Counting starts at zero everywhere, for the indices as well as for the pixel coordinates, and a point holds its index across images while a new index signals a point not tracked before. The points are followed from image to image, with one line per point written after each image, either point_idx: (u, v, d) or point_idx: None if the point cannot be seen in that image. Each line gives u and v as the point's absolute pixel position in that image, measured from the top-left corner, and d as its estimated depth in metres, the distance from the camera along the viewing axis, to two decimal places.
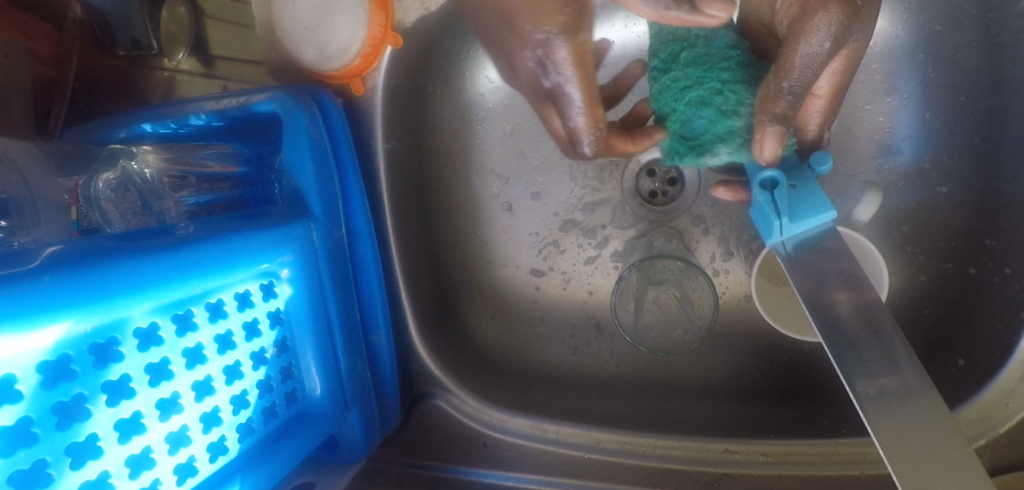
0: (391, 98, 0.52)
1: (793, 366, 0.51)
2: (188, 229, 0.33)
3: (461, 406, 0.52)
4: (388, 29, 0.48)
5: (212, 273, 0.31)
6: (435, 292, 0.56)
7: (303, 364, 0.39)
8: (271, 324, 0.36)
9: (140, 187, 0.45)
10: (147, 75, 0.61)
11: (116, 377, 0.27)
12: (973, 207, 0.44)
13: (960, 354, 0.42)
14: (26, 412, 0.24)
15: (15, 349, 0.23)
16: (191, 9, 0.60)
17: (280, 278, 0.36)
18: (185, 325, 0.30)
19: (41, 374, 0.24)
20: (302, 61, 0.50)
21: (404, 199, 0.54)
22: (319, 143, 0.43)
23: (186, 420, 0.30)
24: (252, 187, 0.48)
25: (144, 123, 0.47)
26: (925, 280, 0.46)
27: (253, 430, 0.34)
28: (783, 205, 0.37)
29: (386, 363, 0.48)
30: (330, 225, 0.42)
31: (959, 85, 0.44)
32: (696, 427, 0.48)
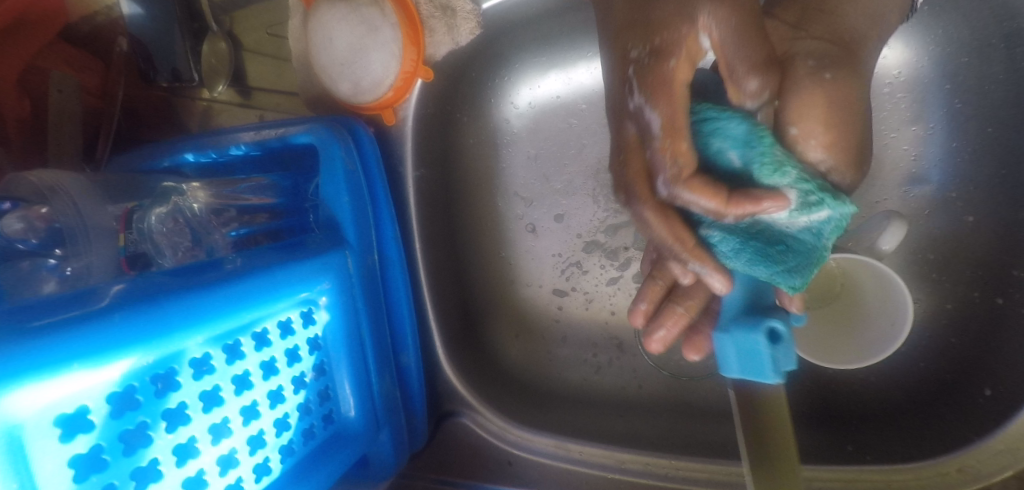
0: (420, 127, 0.53)
1: (816, 389, 0.51)
2: (236, 262, 0.35)
3: (486, 425, 0.53)
4: (419, 63, 0.50)
5: (259, 304, 0.33)
6: (461, 312, 0.57)
7: (338, 386, 0.40)
8: (310, 350, 0.37)
9: (189, 221, 0.44)
10: (186, 104, 0.65)
11: (174, 405, 0.29)
12: (998, 237, 0.44)
13: (987, 384, 0.42)
14: (97, 440, 0.26)
15: (91, 382, 0.25)
16: (231, 45, 0.64)
17: (319, 305, 0.38)
18: (234, 354, 0.32)
19: (110, 404, 0.26)
20: (337, 95, 0.52)
21: (431, 223, 0.55)
22: (354, 174, 0.45)
23: (235, 443, 0.32)
24: (289, 217, 0.50)
25: (187, 153, 0.50)
26: (950, 307, 0.47)
27: (293, 451, 0.36)
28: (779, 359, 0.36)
29: (414, 382, 0.50)
30: (363, 251, 0.44)
31: (987, 116, 0.45)
32: (718, 450, 0.48)
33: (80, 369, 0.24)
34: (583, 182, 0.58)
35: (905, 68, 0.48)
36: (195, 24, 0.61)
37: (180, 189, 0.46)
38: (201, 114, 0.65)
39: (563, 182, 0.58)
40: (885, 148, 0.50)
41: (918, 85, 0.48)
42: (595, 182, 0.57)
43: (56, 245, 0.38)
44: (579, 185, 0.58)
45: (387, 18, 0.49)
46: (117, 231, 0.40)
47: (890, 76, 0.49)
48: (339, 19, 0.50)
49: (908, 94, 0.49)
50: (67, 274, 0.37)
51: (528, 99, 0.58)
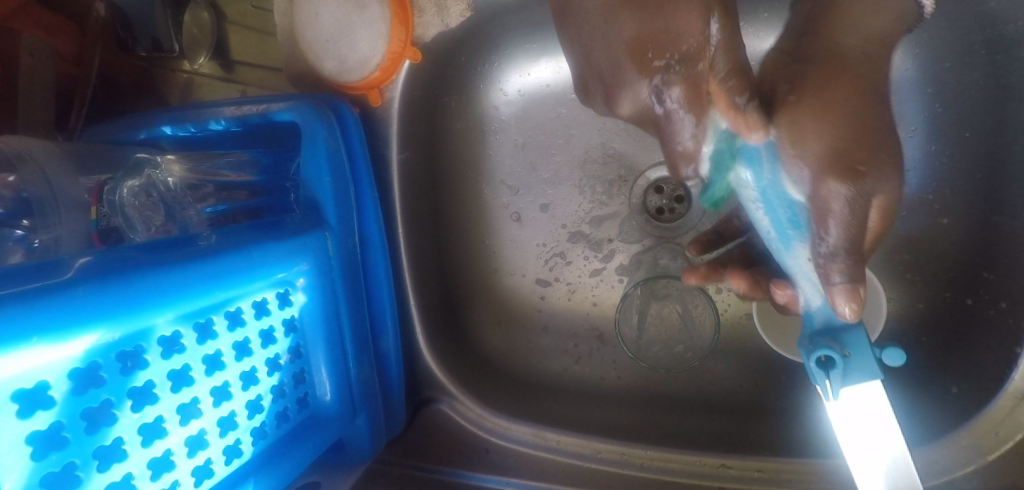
0: (406, 110, 0.53)
1: (790, 383, 0.52)
2: (210, 240, 0.34)
3: (464, 412, 0.53)
4: (407, 43, 0.50)
5: (232, 283, 0.32)
6: (442, 299, 0.57)
7: (314, 369, 0.40)
8: (285, 332, 0.37)
9: (164, 195, 0.43)
10: (166, 77, 0.63)
11: (141, 384, 0.28)
12: (973, 240, 0.45)
13: (954, 382, 0.44)
14: (57, 418, 0.25)
15: (49, 359, 0.24)
16: (214, 15, 0.63)
17: (295, 287, 0.37)
18: (205, 333, 0.31)
19: (72, 381, 0.25)
20: (322, 73, 0.51)
21: (415, 207, 0.55)
22: (336, 153, 0.44)
23: (205, 424, 0.31)
24: (269, 196, 0.48)
25: (164, 125, 0.49)
26: (923, 307, 0.48)
27: (266, 433, 0.35)
28: (839, 374, 0.35)
29: (393, 368, 0.50)
30: (344, 234, 0.43)
31: (966, 121, 0.46)
32: (695, 442, 0.49)
33: (40, 344, 0.23)
34: (570, 172, 0.58)
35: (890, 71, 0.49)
36: None
37: (156, 161, 0.44)
38: (181, 88, 0.63)
39: (550, 172, 0.58)
40: None
41: (903, 88, 0.48)
42: (581, 173, 0.57)
43: (24, 216, 0.36)
44: (566, 175, 0.58)
45: None
46: (89, 204, 0.38)
47: None
48: None
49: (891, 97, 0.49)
50: (35, 246, 0.36)
51: (517, 86, 0.57)
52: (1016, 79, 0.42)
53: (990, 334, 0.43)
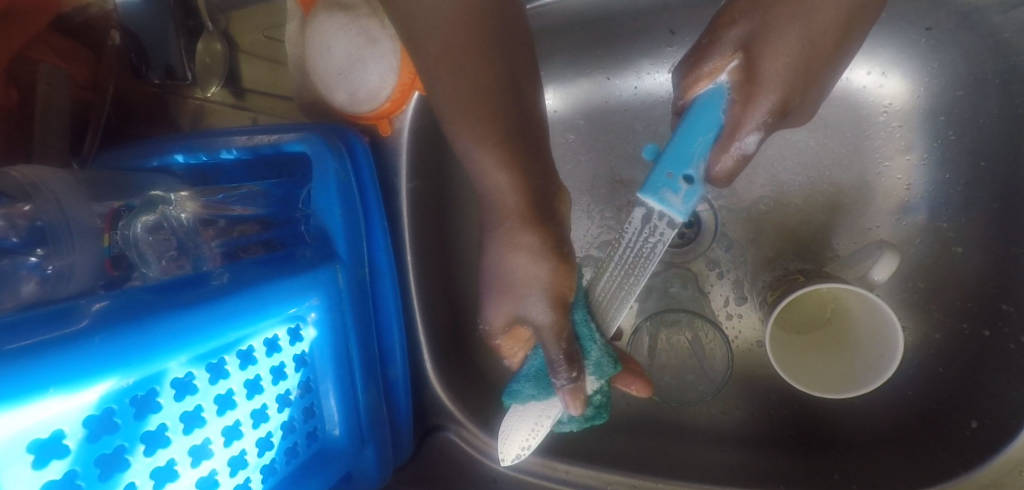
0: (416, 139, 0.53)
1: (805, 413, 0.51)
2: (223, 279, 0.34)
3: (472, 440, 0.53)
4: (417, 75, 0.50)
5: (245, 322, 0.32)
6: (450, 323, 0.57)
7: (324, 402, 0.40)
8: (296, 367, 0.37)
9: (177, 230, 0.42)
10: (179, 103, 0.64)
11: (153, 428, 0.28)
12: (988, 271, 0.45)
13: (974, 416, 0.43)
14: (72, 465, 0.25)
15: (66, 408, 0.24)
16: (226, 45, 0.63)
17: (307, 322, 0.37)
18: (218, 373, 0.31)
19: (87, 428, 0.25)
20: (333, 104, 0.52)
21: (424, 233, 0.55)
22: (347, 185, 0.44)
23: (215, 464, 0.31)
24: (280, 227, 0.48)
25: (177, 153, 0.49)
26: (939, 337, 0.47)
27: (276, 470, 0.35)
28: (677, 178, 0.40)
29: (402, 395, 0.49)
30: (355, 265, 0.43)
31: (980, 150, 0.45)
32: (711, 475, 0.47)
33: (56, 395, 0.23)
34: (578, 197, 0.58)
35: (900, 100, 0.49)
36: (189, 22, 0.61)
37: (169, 199, 0.43)
38: (192, 115, 0.64)
39: None
40: (881, 177, 0.50)
41: (914, 116, 0.49)
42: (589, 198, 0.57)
43: (38, 244, 0.36)
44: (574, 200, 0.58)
45: (386, 30, 0.49)
46: (102, 231, 0.39)
47: (885, 106, 0.50)
48: (337, 30, 0.50)
49: (902, 124, 0.49)
50: (49, 273, 0.36)
51: None
52: None
53: (1013, 368, 0.42)
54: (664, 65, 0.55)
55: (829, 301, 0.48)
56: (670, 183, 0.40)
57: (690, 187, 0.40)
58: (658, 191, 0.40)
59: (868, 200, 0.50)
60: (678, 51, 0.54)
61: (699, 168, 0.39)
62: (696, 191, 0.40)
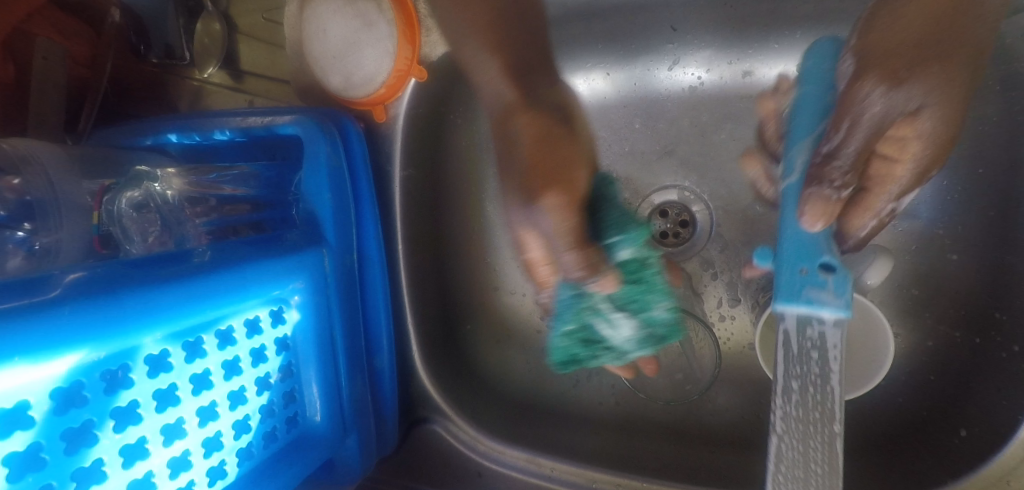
0: (411, 127, 0.53)
1: None
2: (205, 257, 0.33)
3: (458, 434, 0.53)
4: (413, 62, 0.50)
5: (224, 301, 0.32)
6: (440, 315, 0.56)
7: (305, 388, 0.39)
8: (277, 350, 0.36)
9: (162, 208, 0.42)
10: (177, 83, 0.63)
11: (124, 404, 0.27)
12: (984, 280, 0.44)
13: (962, 425, 0.42)
14: (36, 438, 0.24)
15: (31, 379, 0.23)
16: (225, 26, 0.62)
17: (290, 305, 0.37)
18: (194, 352, 0.30)
19: (54, 400, 0.24)
20: (328, 87, 0.52)
21: (417, 222, 0.54)
22: (338, 170, 0.44)
23: (189, 444, 0.30)
24: (270, 209, 0.48)
25: (170, 133, 0.49)
26: (931, 345, 0.46)
27: (252, 454, 0.35)
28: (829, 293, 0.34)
29: (387, 385, 0.49)
30: (343, 251, 0.42)
31: (981, 157, 0.44)
32: (693, 475, 0.47)
33: (22, 364, 0.23)
34: None
35: None
36: (190, 2, 0.62)
37: (154, 174, 0.42)
38: (189, 96, 0.63)
39: None
40: None
41: None
42: None
43: (25, 220, 0.36)
44: None
45: (383, 14, 0.49)
46: (90, 208, 0.39)
47: None
48: (334, 12, 0.50)
49: None
50: (35, 249, 0.36)
51: None
52: None
53: (1004, 376, 0.41)
54: (665, 61, 0.54)
55: None
56: (802, 258, 0.35)
57: (835, 276, 0.34)
58: (801, 293, 0.34)
59: None
60: (679, 48, 0.53)
61: (833, 254, 0.34)
62: (845, 278, 0.34)
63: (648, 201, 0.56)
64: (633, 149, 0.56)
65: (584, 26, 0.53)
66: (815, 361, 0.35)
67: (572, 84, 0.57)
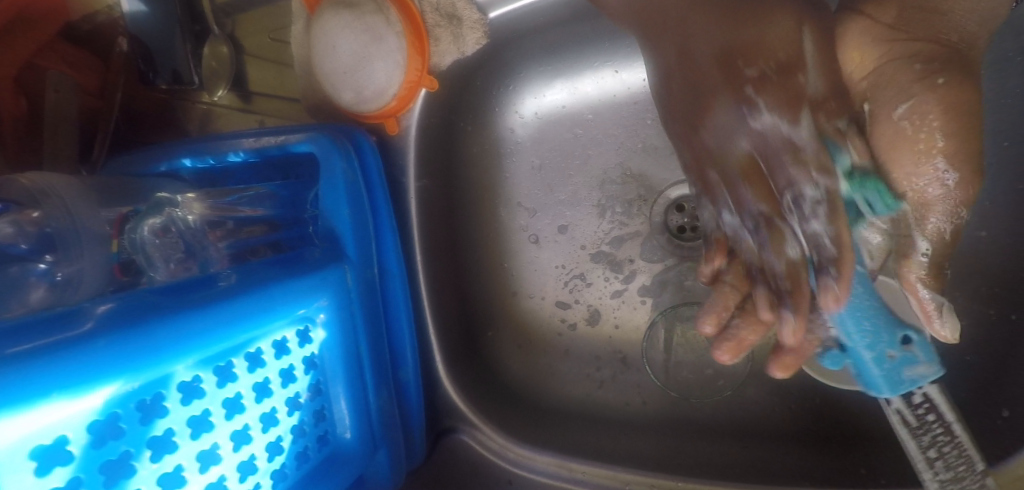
0: (423, 136, 0.53)
1: (826, 409, 0.49)
2: (230, 280, 0.33)
3: (486, 442, 0.52)
4: (424, 72, 0.49)
5: (252, 324, 0.32)
6: (461, 323, 0.56)
7: (334, 405, 0.39)
8: (305, 369, 0.36)
9: (184, 233, 0.42)
10: (186, 108, 0.63)
11: (159, 433, 0.27)
12: (1016, 255, 0.43)
13: (1005, 405, 0.41)
14: (75, 473, 0.24)
15: (68, 414, 0.23)
16: (233, 49, 0.62)
17: (315, 323, 0.37)
18: (225, 376, 0.30)
19: (91, 434, 0.24)
20: (339, 103, 0.51)
21: (433, 231, 0.54)
22: (354, 185, 0.43)
23: (224, 470, 0.30)
24: (288, 229, 0.48)
25: (184, 157, 0.49)
26: (965, 324, 0.45)
27: (286, 475, 0.34)
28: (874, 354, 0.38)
29: (413, 398, 0.49)
30: (363, 265, 0.42)
31: (1005, 131, 0.44)
32: (728, 472, 0.47)
33: (59, 400, 0.22)
34: (588, 192, 0.57)
35: None
36: (196, 26, 0.59)
37: (175, 200, 0.43)
38: (199, 119, 0.63)
39: (567, 192, 0.57)
40: None
41: None
42: (601, 193, 0.56)
43: (46, 251, 0.36)
44: (584, 196, 0.57)
45: (392, 27, 0.49)
46: (110, 237, 0.38)
47: None
48: (343, 27, 0.49)
49: None
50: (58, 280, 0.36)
51: (534, 108, 0.57)
52: None
53: None
54: None
55: None
56: (887, 346, 0.37)
57: (915, 345, 0.37)
58: (901, 378, 0.38)
59: None
60: None
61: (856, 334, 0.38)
62: (924, 342, 0.37)
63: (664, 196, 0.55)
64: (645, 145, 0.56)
65: (590, 25, 0.53)
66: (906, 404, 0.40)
67: (580, 84, 0.56)
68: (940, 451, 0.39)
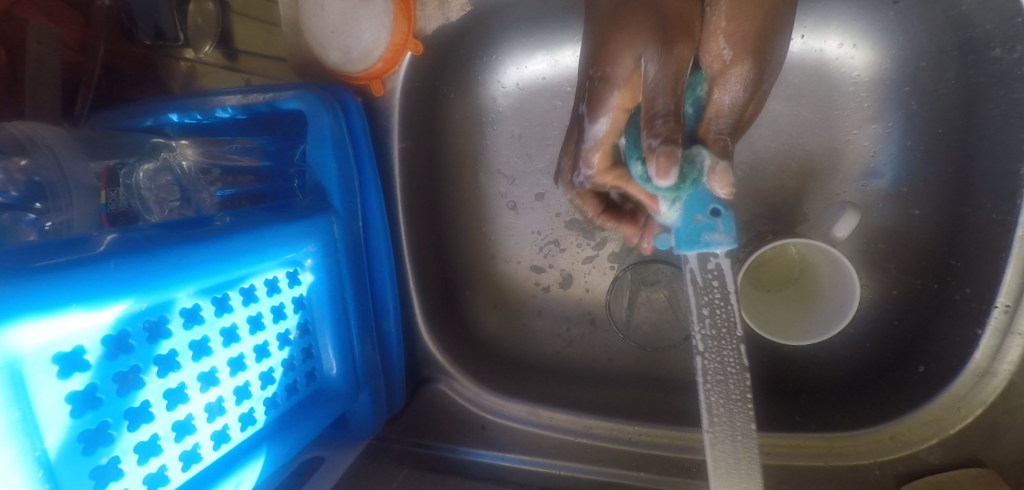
0: (408, 100, 0.55)
1: (771, 366, 0.53)
2: (225, 221, 0.36)
3: (462, 391, 0.56)
4: (409, 36, 0.53)
5: (247, 261, 0.34)
6: (441, 282, 0.60)
7: (321, 346, 0.42)
8: (295, 308, 0.39)
9: (178, 177, 0.47)
10: (170, 64, 0.63)
11: (164, 352, 0.30)
12: (942, 229, 0.48)
13: (921, 362, 0.46)
14: (92, 379, 0.27)
15: (85, 325, 0.26)
16: (220, 7, 0.63)
17: (304, 267, 0.39)
18: (222, 307, 0.33)
19: (105, 346, 0.27)
20: (327, 62, 0.54)
21: (417, 193, 0.57)
22: (341, 141, 0.46)
23: (222, 392, 0.33)
24: (274, 181, 0.51)
25: (171, 112, 0.49)
26: (896, 293, 0.50)
27: (277, 404, 0.38)
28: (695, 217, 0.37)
29: (394, 346, 0.52)
30: (348, 218, 0.45)
31: (940, 117, 0.48)
32: (678, 419, 0.52)
33: (79, 310, 0.25)
34: None
35: (868, 71, 0.51)
36: None
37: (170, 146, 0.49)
38: (183, 77, 0.64)
39: (545, 161, 0.60)
40: (849, 145, 0.53)
41: (881, 87, 0.51)
42: None
43: (37, 199, 0.38)
44: None
45: None
46: (98, 188, 0.39)
47: (853, 78, 0.52)
48: None
49: (871, 95, 0.51)
50: (47, 229, 0.38)
51: (515, 79, 0.59)
52: (985, 78, 0.44)
53: (958, 317, 0.45)
54: None
55: (798, 261, 0.50)
56: (696, 207, 0.37)
57: (721, 218, 0.37)
58: (698, 239, 0.37)
59: (837, 167, 0.53)
60: None
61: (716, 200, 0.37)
62: (729, 218, 0.37)
63: None
64: None
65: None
66: (717, 290, 0.39)
67: (561, 56, 0.58)
68: (714, 313, 0.40)
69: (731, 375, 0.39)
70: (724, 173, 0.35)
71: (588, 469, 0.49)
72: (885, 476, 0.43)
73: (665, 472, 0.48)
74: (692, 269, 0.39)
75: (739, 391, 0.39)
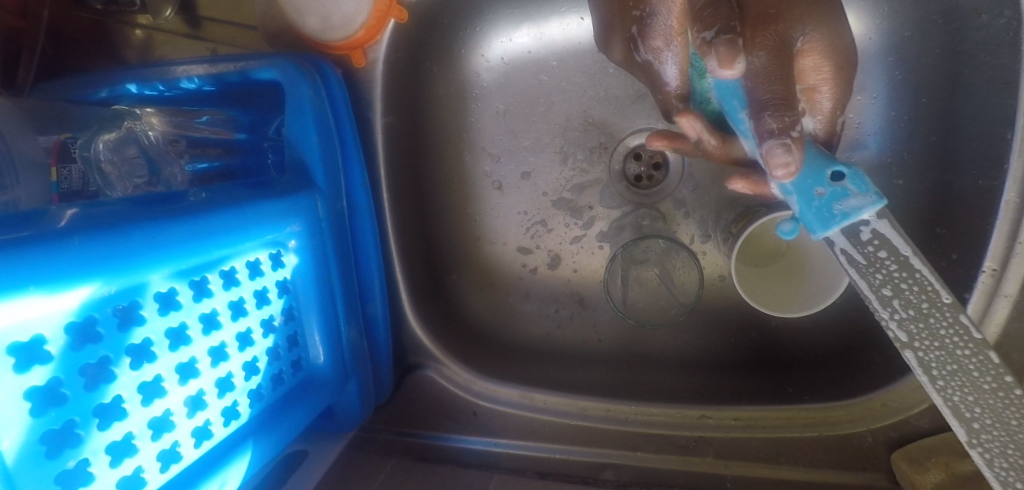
0: (390, 71, 0.52)
1: (760, 342, 0.55)
2: (200, 197, 0.33)
3: (452, 377, 0.54)
4: (393, 2, 0.49)
5: (227, 241, 0.31)
6: (426, 265, 0.57)
7: (307, 332, 0.39)
8: (279, 293, 0.36)
9: (146, 149, 0.43)
10: (123, 32, 0.58)
11: (138, 341, 0.27)
12: (927, 200, 0.49)
13: None
14: (55, 373, 0.24)
15: (44, 312, 0.23)
16: None
17: (287, 248, 0.37)
18: (201, 291, 0.30)
19: (69, 335, 0.24)
20: (303, 30, 0.51)
21: (401, 172, 0.55)
22: (322, 113, 0.43)
23: (203, 384, 0.30)
24: (247, 156, 0.48)
25: (129, 83, 0.44)
26: None
27: (262, 396, 0.35)
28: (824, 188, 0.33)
29: (381, 333, 0.49)
30: (332, 196, 0.42)
31: (922, 88, 0.49)
32: (674, 396, 0.51)
33: (37, 294, 0.22)
34: (551, 139, 0.58)
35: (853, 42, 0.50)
36: None
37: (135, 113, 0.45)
38: (138, 47, 0.59)
39: (531, 139, 0.58)
40: None
41: (866, 57, 0.50)
42: (562, 140, 0.58)
43: None
44: (547, 142, 0.58)
45: None
46: (49, 165, 0.36)
47: None
48: None
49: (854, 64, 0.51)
50: None
51: (499, 53, 0.57)
52: (970, 46, 0.44)
53: (944, 284, 0.46)
54: None
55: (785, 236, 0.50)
56: (814, 181, 0.33)
57: (847, 178, 0.33)
58: (833, 212, 0.33)
59: None
60: None
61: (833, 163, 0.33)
62: (858, 175, 0.33)
63: (624, 144, 0.57)
64: (608, 93, 0.57)
65: None
66: (887, 260, 0.34)
67: (547, 29, 0.56)
68: (899, 289, 0.34)
69: (977, 378, 0.33)
70: (785, 151, 0.30)
71: (583, 451, 0.48)
72: (876, 444, 0.44)
73: (665, 450, 0.47)
74: (844, 247, 0.35)
75: (988, 378, 0.33)
